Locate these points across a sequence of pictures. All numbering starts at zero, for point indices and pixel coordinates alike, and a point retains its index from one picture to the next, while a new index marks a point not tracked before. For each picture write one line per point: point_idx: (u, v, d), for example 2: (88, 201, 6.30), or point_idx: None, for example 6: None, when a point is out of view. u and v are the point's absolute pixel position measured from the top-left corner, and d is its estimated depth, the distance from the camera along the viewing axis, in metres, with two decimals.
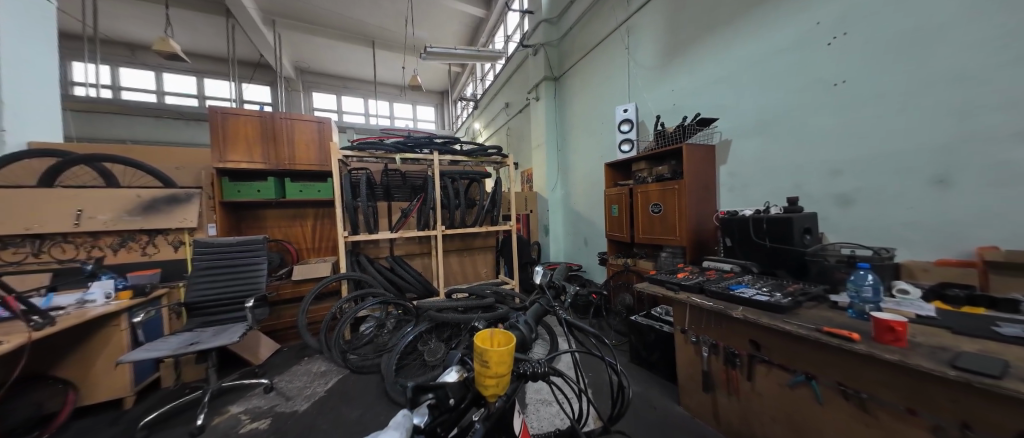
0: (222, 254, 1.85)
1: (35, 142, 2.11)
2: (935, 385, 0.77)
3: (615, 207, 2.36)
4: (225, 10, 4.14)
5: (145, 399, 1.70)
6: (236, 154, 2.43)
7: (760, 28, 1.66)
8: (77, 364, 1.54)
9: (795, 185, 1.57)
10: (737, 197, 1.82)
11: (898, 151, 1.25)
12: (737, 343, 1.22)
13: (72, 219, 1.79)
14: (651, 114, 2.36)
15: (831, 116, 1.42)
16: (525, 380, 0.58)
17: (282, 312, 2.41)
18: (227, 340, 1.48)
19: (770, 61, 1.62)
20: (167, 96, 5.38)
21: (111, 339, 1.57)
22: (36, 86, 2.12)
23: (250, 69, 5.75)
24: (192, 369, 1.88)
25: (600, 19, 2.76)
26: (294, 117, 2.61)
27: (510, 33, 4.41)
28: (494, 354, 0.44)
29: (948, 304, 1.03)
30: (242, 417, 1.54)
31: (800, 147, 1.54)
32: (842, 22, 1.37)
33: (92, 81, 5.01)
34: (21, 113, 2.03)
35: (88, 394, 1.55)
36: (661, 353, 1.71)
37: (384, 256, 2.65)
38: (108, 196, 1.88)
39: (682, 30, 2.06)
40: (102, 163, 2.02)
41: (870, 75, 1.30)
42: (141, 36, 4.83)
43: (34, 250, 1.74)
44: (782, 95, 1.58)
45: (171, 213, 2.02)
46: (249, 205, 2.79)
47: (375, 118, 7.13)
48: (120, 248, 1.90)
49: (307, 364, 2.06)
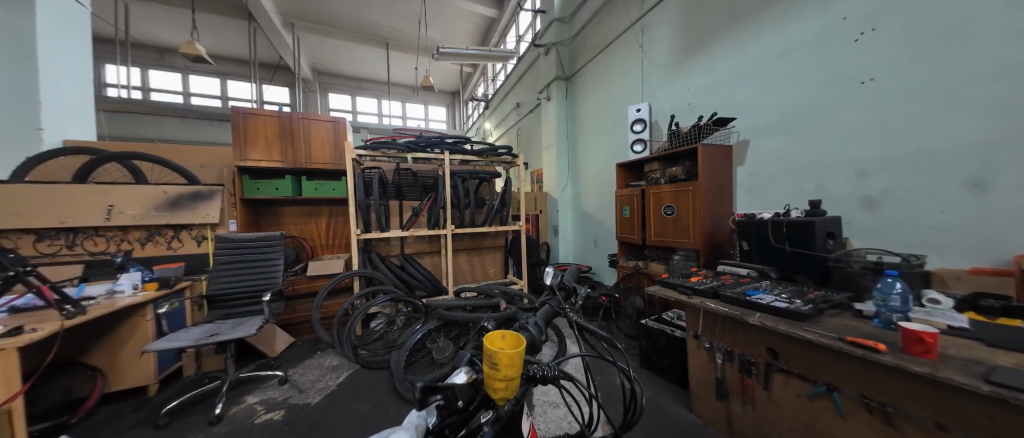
0: (241, 250, 1.91)
1: (71, 140, 2.22)
2: (967, 400, 0.72)
3: (625, 208, 2.33)
4: (247, 14, 4.31)
5: (167, 387, 1.78)
6: (256, 152, 2.51)
7: (782, 25, 1.60)
8: (104, 352, 1.62)
9: (818, 188, 1.51)
10: (754, 198, 1.77)
11: (930, 152, 1.19)
12: (753, 350, 1.18)
13: (103, 213, 1.89)
14: (665, 114, 2.31)
15: (857, 115, 1.36)
16: (534, 383, 0.58)
17: (296, 306, 2.48)
18: (244, 333, 1.52)
19: (792, 58, 1.56)
20: (193, 97, 5.62)
21: (137, 328, 1.64)
22: (73, 87, 2.24)
23: (270, 71, 5.93)
24: (212, 360, 1.95)
25: (614, 18, 2.73)
26: (310, 117, 2.68)
27: (522, 33, 4.40)
28: (504, 357, 0.44)
29: (982, 315, 0.98)
30: (258, 407, 1.59)
31: (823, 148, 1.48)
32: (870, 16, 1.31)
33: (124, 83, 5.27)
34: (60, 112, 2.16)
35: (115, 381, 1.63)
36: (673, 358, 1.67)
37: (395, 254, 2.70)
38: (138, 193, 1.98)
39: (699, 28, 2.02)
40: (133, 160, 2.12)
41: (900, 72, 1.24)
42: (169, 39, 5.05)
43: (69, 242, 1.84)
44: (804, 94, 1.53)
45: (195, 208, 2.10)
46: (267, 202, 2.87)
47: (388, 118, 7.25)
48: (148, 242, 1.99)
49: (319, 359, 2.11)
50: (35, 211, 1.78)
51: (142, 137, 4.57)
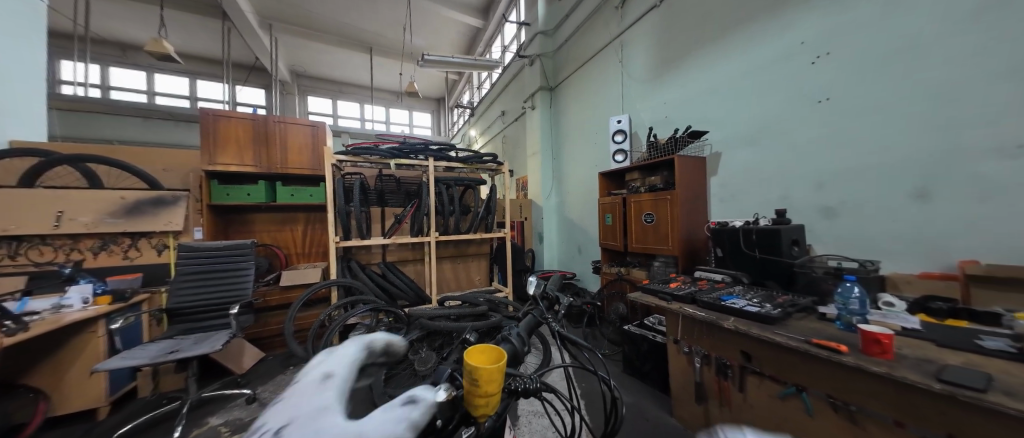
0: (207, 260, 1.80)
1: (17, 141, 2.04)
2: (919, 397, 0.78)
3: (608, 216, 2.37)
4: (222, 14, 4.17)
5: (121, 409, 1.63)
6: (227, 156, 2.39)
7: (747, 45, 1.71)
8: (46, 373, 1.47)
9: (784, 197, 1.59)
10: (727, 208, 1.85)
11: (879, 166, 1.29)
12: (728, 353, 1.21)
13: (52, 220, 1.74)
14: (643, 125, 2.41)
15: (817, 131, 1.46)
16: (516, 396, 0.56)
17: (268, 319, 2.35)
18: (208, 349, 1.42)
19: (757, 77, 1.67)
20: (158, 97, 5.31)
21: (86, 346, 1.50)
22: (25, 84, 2.09)
23: (246, 72, 5.71)
24: (172, 378, 1.83)
25: (595, 33, 2.83)
26: (288, 121, 2.59)
27: (507, 43, 4.48)
28: (484, 372, 0.43)
29: (932, 316, 1.05)
30: (221, 429, 1.48)
31: (788, 160, 1.57)
32: (824, 41, 1.42)
33: (80, 80, 4.92)
34: (5, 111, 1.99)
35: (58, 405, 1.47)
36: (654, 364, 1.70)
37: (376, 262, 2.63)
38: (94, 198, 1.84)
39: (673, 45, 2.12)
40: (88, 164, 1.98)
41: (852, 92, 1.35)
42: (134, 36, 4.79)
43: (10, 252, 1.67)
44: (769, 110, 1.63)
45: (158, 215, 1.98)
46: (239, 208, 2.73)
47: (370, 123, 7.11)
48: (101, 251, 1.84)
49: (292, 374, 2.00)
50: None
51: (99, 138, 4.27)
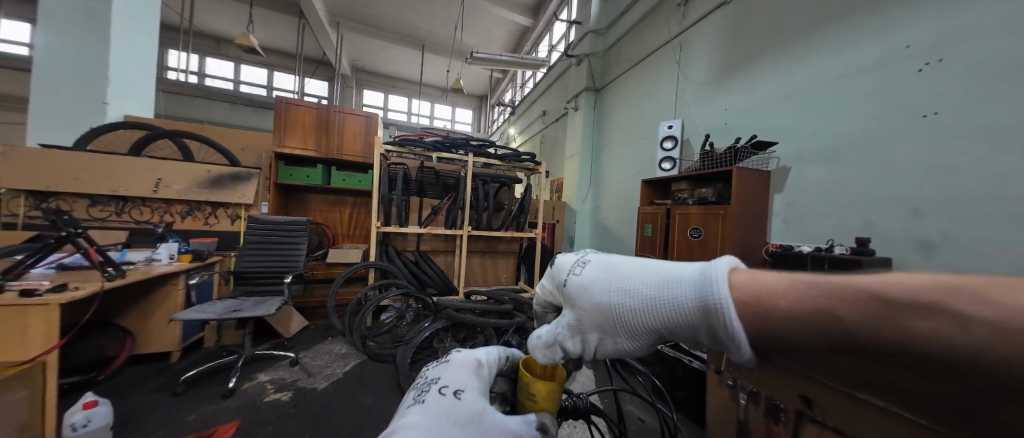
0: (270, 232, 2.00)
1: (130, 116, 2.42)
2: None
3: (648, 226, 2.24)
4: (298, 12, 4.63)
5: (188, 356, 1.86)
6: (293, 140, 2.64)
7: (834, 48, 1.51)
8: (135, 317, 1.72)
9: (866, 225, 1.38)
10: (791, 230, 1.66)
11: (1000, 196, 1.05)
12: (784, 395, 1.08)
13: (151, 185, 2.03)
14: (698, 132, 2.24)
15: (917, 150, 1.23)
16: (566, 415, 0.69)
17: (314, 291, 2.57)
18: (264, 311, 1.57)
19: (844, 86, 1.46)
20: (242, 85, 6.00)
21: (168, 297, 1.72)
22: (140, 69, 2.46)
23: (313, 65, 6.26)
24: (231, 334, 2.06)
25: (652, 32, 2.69)
26: (346, 111, 2.80)
27: (555, 42, 4.43)
28: (541, 389, 0.59)
29: None
30: (267, 386, 1.63)
31: (874, 182, 1.36)
32: (936, 45, 1.20)
33: (183, 67, 5.72)
34: (124, 91, 2.36)
35: (143, 344, 1.73)
36: (689, 391, 1.58)
37: (411, 249, 2.75)
38: (185, 169, 2.14)
39: (741, 48, 1.95)
40: (182, 138, 2.29)
41: (970, 105, 1.11)
42: (226, 31, 5.47)
43: (118, 210, 1.98)
44: (855, 123, 1.42)
45: (234, 188, 2.24)
46: (299, 188, 2.99)
47: (416, 117, 7.45)
48: (187, 216, 2.13)
49: (329, 344, 2.16)
50: (92, 178, 1.94)
51: (193, 118, 4.93)
